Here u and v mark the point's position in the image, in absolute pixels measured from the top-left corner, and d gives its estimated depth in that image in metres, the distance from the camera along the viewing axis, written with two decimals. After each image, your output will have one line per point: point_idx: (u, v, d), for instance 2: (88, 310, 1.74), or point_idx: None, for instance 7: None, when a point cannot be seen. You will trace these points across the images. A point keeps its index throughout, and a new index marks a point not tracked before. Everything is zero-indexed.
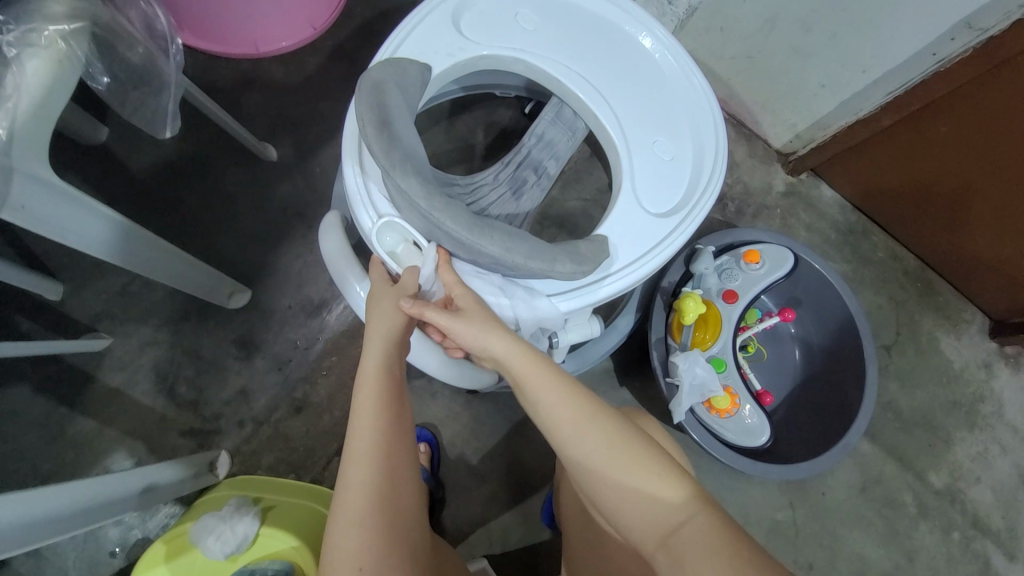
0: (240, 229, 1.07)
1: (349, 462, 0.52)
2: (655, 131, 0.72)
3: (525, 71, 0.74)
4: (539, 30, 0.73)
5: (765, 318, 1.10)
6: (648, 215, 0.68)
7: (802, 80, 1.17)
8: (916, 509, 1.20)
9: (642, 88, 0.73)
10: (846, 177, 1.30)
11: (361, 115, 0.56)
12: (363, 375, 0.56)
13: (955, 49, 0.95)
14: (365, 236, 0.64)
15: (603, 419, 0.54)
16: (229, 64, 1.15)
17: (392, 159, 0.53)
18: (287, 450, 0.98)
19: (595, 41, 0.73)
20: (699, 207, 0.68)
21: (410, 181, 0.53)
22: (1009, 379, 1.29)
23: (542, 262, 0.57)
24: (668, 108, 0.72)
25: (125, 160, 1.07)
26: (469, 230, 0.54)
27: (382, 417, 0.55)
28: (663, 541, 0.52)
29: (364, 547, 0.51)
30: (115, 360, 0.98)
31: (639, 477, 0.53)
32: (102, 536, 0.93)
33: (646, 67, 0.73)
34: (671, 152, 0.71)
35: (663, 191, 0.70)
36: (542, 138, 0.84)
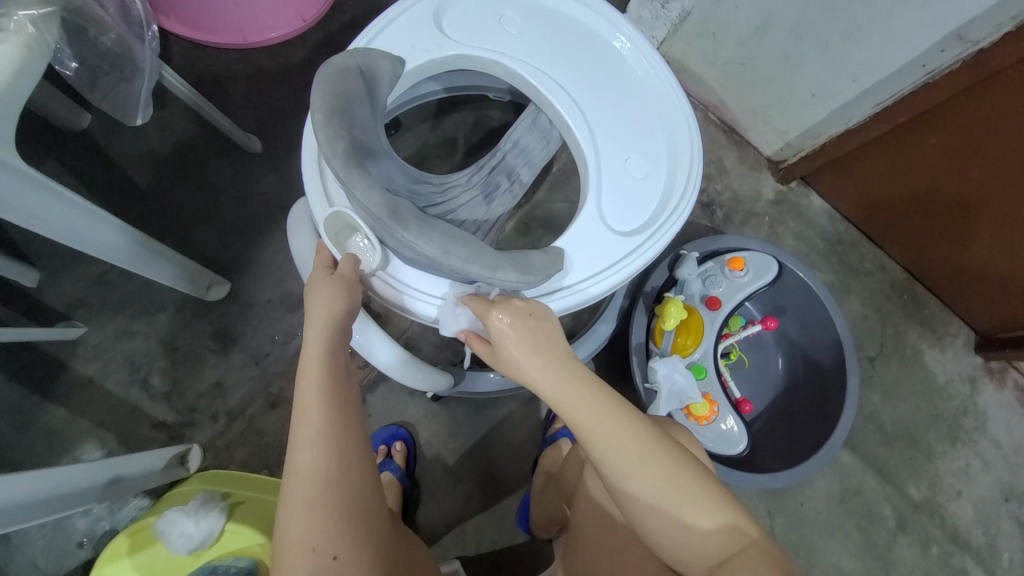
0: (222, 220, 1.06)
1: (297, 447, 0.52)
2: (629, 147, 0.70)
3: (502, 73, 0.73)
4: (521, 34, 0.72)
5: (749, 326, 1.10)
6: (609, 231, 0.67)
7: (793, 88, 1.16)
8: (895, 521, 1.19)
9: (620, 102, 0.72)
10: (835, 187, 1.30)
11: (315, 102, 0.55)
12: (304, 364, 0.55)
13: (944, 61, 0.95)
14: (315, 223, 0.62)
15: (653, 447, 0.53)
16: (217, 53, 1.14)
17: (336, 150, 0.52)
18: (260, 445, 0.97)
19: (578, 48, 0.72)
20: (663, 230, 0.67)
21: (351, 173, 0.52)
22: (993, 394, 1.28)
23: (481, 268, 0.54)
24: (645, 126, 0.71)
25: (108, 147, 1.06)
26: (407, 229, 0.52)
27: (331, 404, 0.53)
28: (714, 569, 0.51)
29: (317, 528, 0.50)
30: (89, 349, 0.97)
31: (689, 505, 0.52)
32: (70, 526, 0.92)
33: (627, 81, 0.72)
34: (643, 171, 0.70)
35: (629, 210, 0.68)
36: (518, 144, 0.82)
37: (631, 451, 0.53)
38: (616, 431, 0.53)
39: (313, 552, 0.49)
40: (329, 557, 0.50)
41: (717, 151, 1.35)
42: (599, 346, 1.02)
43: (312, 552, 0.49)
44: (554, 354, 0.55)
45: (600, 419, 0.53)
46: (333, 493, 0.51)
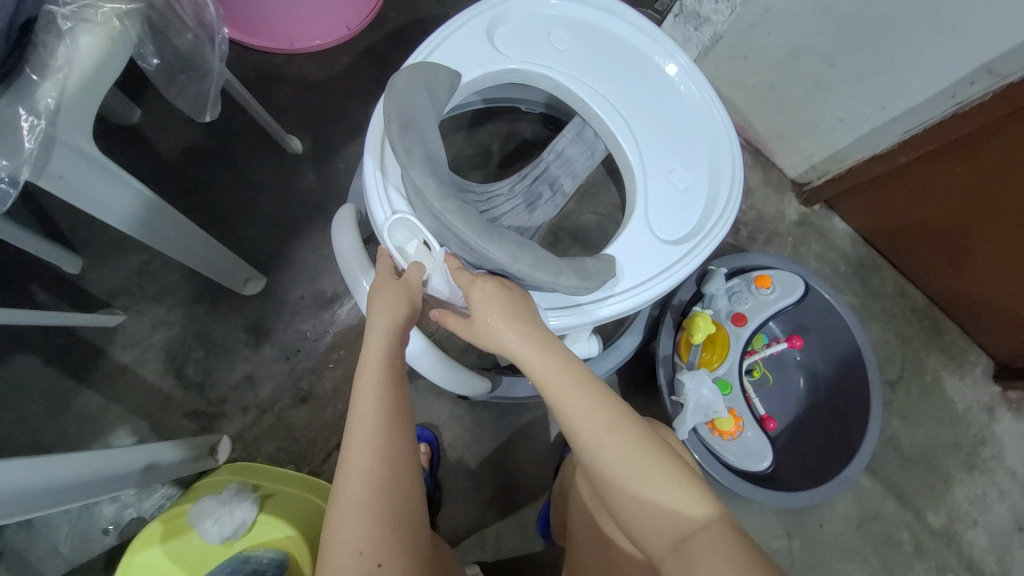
0: (260, 217, 1.08)
1: (353, 445, 0.52)
2: (672, 159, 0.73)
3: (551, 87, 0.75)
4: (569, 50, 0.74)
5: (773, 344, 1.11)
6: (656, 240, 0.69)
7: (821, 113, 1.19)
8: (912, 548, 1.18)
9: (664, 116, 0.74)
10: (858, 211, 1.32)
11: (387, 115, 0.57)
12: (366, 363, 0.56)
13: (974, 93, 0.97)
14: (376, 230, 0.64)
15: (620, 421, 0.55)
16: (262, 57, 1.18)
17: (411, 158, 0.55)
18: (288, 440, 0.98)
19: (623, 64, 0.74)
20: (708, 239, 0.69)
21: (426, 180, 0.54)
22: (1011, 424, 1.28)
23: (546, 274, 0.57)
24: (687, 139, 0.74)
25: (155, 142, 1.09)
26: (478, 235, 0.54)
27: (389, 408, 0.54)
28: (674, 544, 0.52)
29: (365, 530, 0.50)
30: (126, 337, 0.99)
31: (652, 479, 0.53)
32: (97, 512, 0.92)
33: (670, 96, 0.75)
34: (686, 182, 0.72)
35: (675, 219, 0.70)
36: (561, 155, 0.85)
37: (597, 424, 0.54)
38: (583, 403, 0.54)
39: (361, 557, 0.49)
40: (375, 563, 0.50)
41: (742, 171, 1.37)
42: (621, 362, 1.02)
43: (358, 553, 0.49)
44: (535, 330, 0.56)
45: (569, 390, 0.55)
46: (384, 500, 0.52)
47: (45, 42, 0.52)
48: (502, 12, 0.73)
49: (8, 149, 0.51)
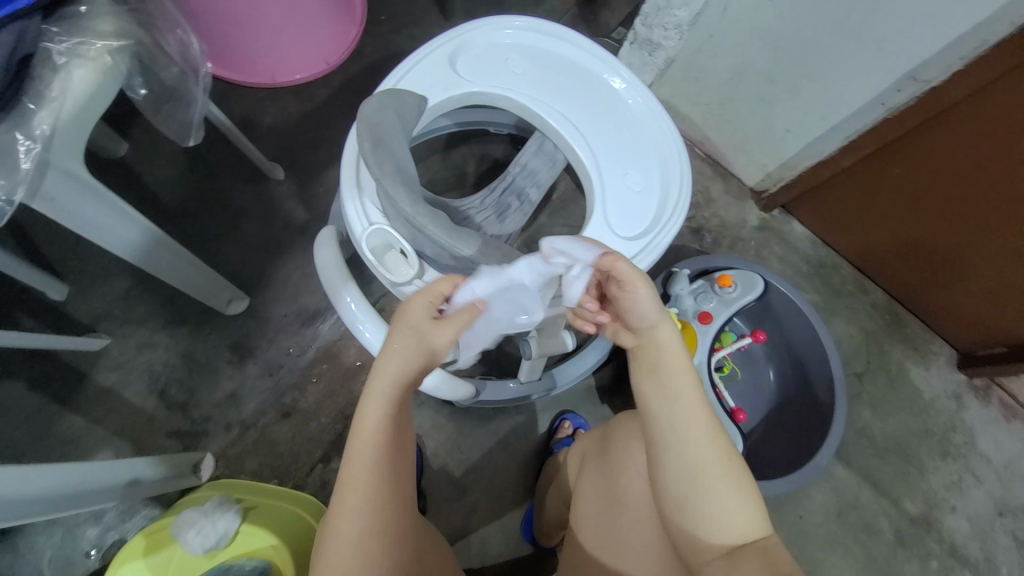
0: (244, 240, 1.13)
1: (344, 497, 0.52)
2: (625, 165, 0.79)
3: (511, 106, 0.82)
4: (525, 73, 0.81)
5: (740, 339, 1.17)
6: (617, 238, 0.75)
7: (769, 125, 1.28)
8: (894, 536, 1.21)
9: (615, 128, 0.81)
10: (814, 214, 1.40)
11: (360, 134, 0.65)
12: (361, 427, 0.54)
13: (901, 99, 1.07)
14: (355, 243, 0.68)
15: (709, 423, 0.55)
16: (245, 92, 1.26)
17: (384, 170, 0.62)
18: (272, 455, 1.00)
19: (575, 83, 0.82)
20: (662, 234, 0.75)
21: (398, 189, 0.61)
22: (978, 410, 1.33)
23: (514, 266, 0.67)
24: (638, 147, 0.80)
25: (142, 173, 1.15)
26: (448, 234, 0.62)
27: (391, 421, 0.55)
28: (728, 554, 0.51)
29: None
30: (111, 359, 1.01)
31: (717, 489, 0.52)
32: (79, 536, 0.92)
33: (620, 110, 0.82)
34: (640, 184, 0.78)
35: (632, 217, 0.77)
36: (526, 167, 0.90)
37: (692, 420, 0.55)
38: (681, 392, 0.56)
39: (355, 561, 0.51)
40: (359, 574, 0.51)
41: (704, 182, 1.46)
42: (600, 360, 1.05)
43: None
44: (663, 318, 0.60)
45: (673, 376, 0.57)
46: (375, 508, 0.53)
47: (40, 76, 0.57)
48: (462, 42, 0.80)
49: (7, 173, 0.56)
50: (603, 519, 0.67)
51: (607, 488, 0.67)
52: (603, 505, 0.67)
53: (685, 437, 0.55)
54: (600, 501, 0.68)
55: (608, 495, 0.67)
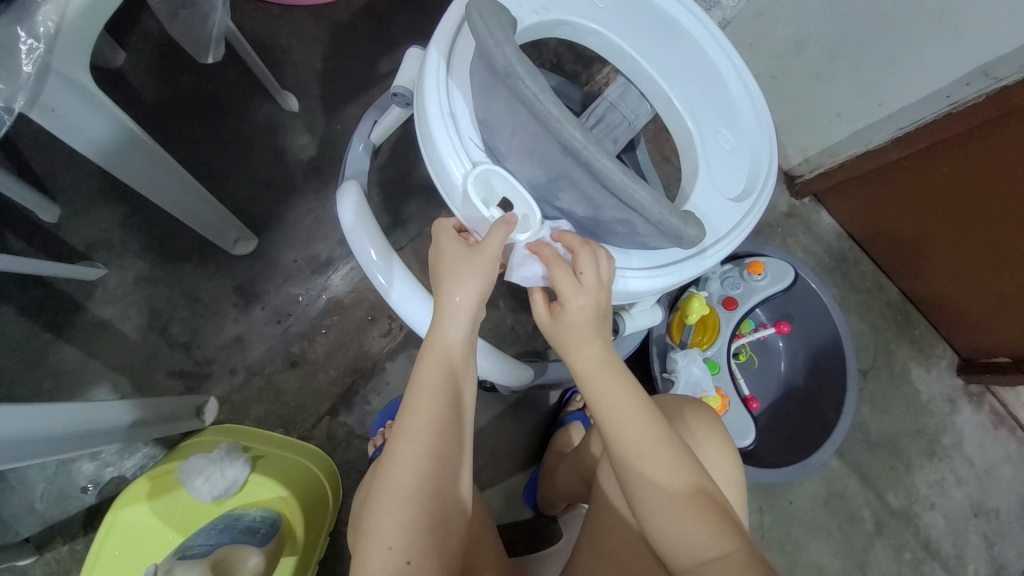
0: (253, 175, 1.04)
1: (403, 436, 0.56)
2: (717, 122, 0.71)
3: (598, 45, 0.72)
4: (609, 9, 0.70)
5: (760, 329, 1.16)
6: (723, 198, 0.68)
7: (820, 106, 1.21)
8: (873, 526, 1.26)
9: (704, 80, 0.72)
10: (846, 205, 1.36)
11: (493, 35, 0.52)
12: (428, 356, 0.57)
13: (968, 94, 1.00)
14: (457, 186, 0.59)
15: (664, 445, 0.56)
16: (258, 6, 1.13)
17: (536, 83, 0.50)
18: (277, 403, 0.97)
19: (667, 25, 0.71)
20: (761, 200, 0.69)
21: (562, 110, 0.49)
22: (970, 415, 1.36)
23: (678, 219, 0.54)
24: (727, 102, 0.72)
25: (140, 88, 1.03)
26: (621, 172, 0.50)
27: (445, 414, 0.57)
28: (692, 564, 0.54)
29: (404, 522, 0.54)
30: (107, 292, 0.95)
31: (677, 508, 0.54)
32: (76, 469, 0.90)
33: (705, 59, 0.72)
34: (732, 143, 0.71)
35: (732, 178, 0.69)
36: (602, 121, 0.72)
37: (649, 445, 0.56)
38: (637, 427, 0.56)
39: (389, 552, 0.53)
40: (403, 561, 0.53)
41: None
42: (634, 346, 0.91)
43: (393, 546, 0.53)
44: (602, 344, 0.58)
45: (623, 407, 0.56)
46: (422, 498, 0.55)
47: None
48: None
49: (4, 74, 0.48)
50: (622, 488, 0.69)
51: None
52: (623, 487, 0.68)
53: (639, 467, 0.55)
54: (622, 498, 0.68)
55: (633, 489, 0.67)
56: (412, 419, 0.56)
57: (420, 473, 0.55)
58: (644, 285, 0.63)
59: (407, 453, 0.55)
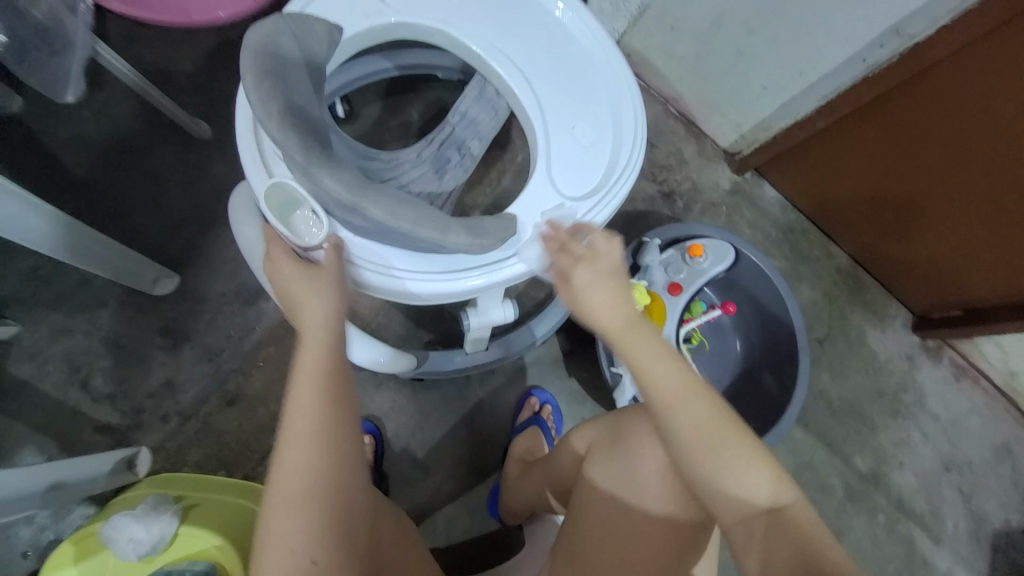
0: (169, 210, 1.00)
1: (289, 439, 0.51)
2: (574, 115, 0.71)
3: (447, 44, 0.73)
4: (465, 7, 0.71)
5: (709, 311, 1.14)
6: (558, 196, 0.68)
7: (746, 81, 1.21)
8: (843, 491, 1.27)
9: (567, 71, 0.72)
10: (785, 177, 1.37)
11: (245, 63, 0.55)
12: (303, 351, 0.55)
13: (883, 56, 1.01)
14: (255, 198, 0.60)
15: (718, 411, 0.54)
16: (160, 34, 1.08)
17: (269, 107, 0.53)
18: (217, 445, 0.93)
19: (523, 20, 0.72)
20: (608, 193, 0.68)
21: (287, 137, 0.53)
22: (929, 370, 1.38)
23: (432, 230, 0.57)
24: (591, 94, 0.72)
25: (39, 132, 0.98)
26: (347, 191, 0.53)
27: (330, 409, 0.53)
28: (743, 519, 0.53)
29: (299, 525, 0.50)
30: (21, 349, 0.90)
31: (734, 461, 0.53)
32: (10, 537, 0.85)
33: (569, 48, 0.73)
34: (590, 138, 0.71)
35: (579, 174, 0.69)
36: (466, 116, 0.84)
37: (710, 420, 0.54)
38: (689, 391, 0.54)
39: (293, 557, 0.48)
40: (309, 562, 0.49)
41: (677, 143, 1.39)
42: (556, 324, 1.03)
43: (292, 553, 0.49)
44: (661, 346, 0.56)
45: (665, 370, 0.54)
46: (315, 496, 0.51)
47: None
48: None
49: None
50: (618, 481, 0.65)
51: (621, 463, 0.65)
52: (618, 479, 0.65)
53: (698, 424, 0.53)
54: (613, 481, 0.65)
55: (622, 475, 0.64)
56: (297, 420, 0.52)
57: (313, 478, 0.51)
58: (476, 284, 0.64)
59: (298, 452, 0.51)
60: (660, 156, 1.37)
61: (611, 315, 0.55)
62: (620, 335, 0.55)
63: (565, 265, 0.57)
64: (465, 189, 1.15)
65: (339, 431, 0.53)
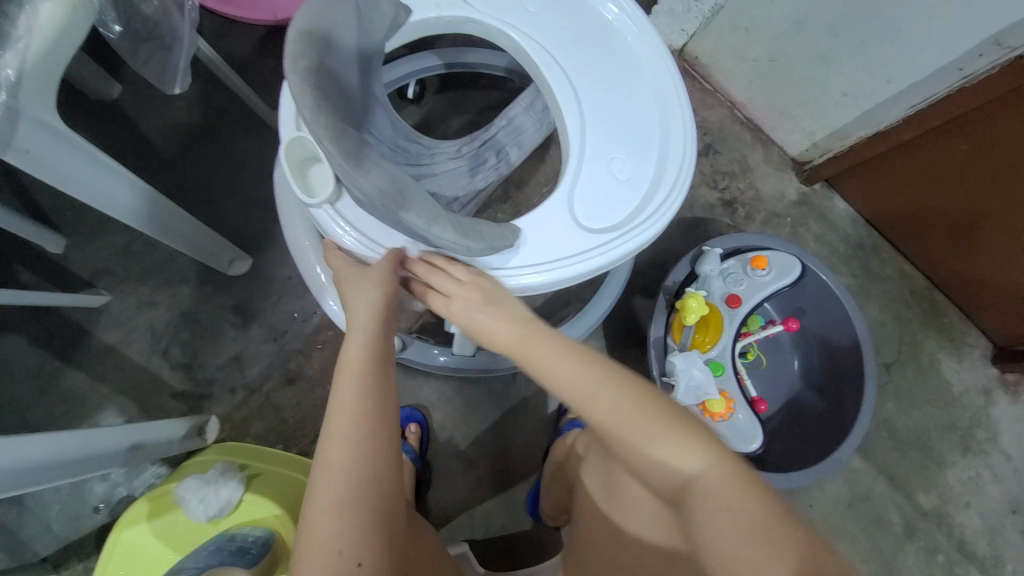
0: (245, 195, 1.06)
1: (331, 441, 0.53)
2: (614, 146, 0.68)
3: (509, 47, 0.73)
4: (536, 13, 0.71)
5: (769, 326, 1.10)
6: (577, 224, 0.65)
7: (824, 87, 1.15)
8: (902, 528, 1.19)
9: (622, 98, 0.70)
10: (860, 190, 1.29)
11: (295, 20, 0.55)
12: (346, 359, 0.56)
13: (982, 66, 0.93)
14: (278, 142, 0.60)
15: (619, 393, 0.53)
16: (245, 29, 1.15)
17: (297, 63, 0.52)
18: (276, 420, 0.98)
19: (595, 36, 0.71)
20: (632, 234, 0.65)
21: (302, 92, 0.50)
22: (1008, 407, 1.27)
23: (418, 218, 0.53)
24: (640, 133, 0.69)
25: (137, 118, 1.07)
26: (344, 160, 0.49)
27: (368, 411, 0.54)
28: (675, 497, 0.50)
29: (345, 526, 0.52)
30: (111, 317, 0.98)
31: (658, 437, 0.50)
32: (91, 489, 0.93)
33: (630, 77, 0.70)
34: (626, 173, 0.67)
35: (607, 207, 0.66)
36: (512, 122, 0.85)
37: (616, 406, 0.53)
38: (587, 381, 0.54)
39: (338, 556, 0.50)
40: (353, 563, 0.51)
41: (742, 149, 1.34)
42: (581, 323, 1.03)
43: (340, 553, 0.51)
44: (558, 343, 0.57)
45: (561, 372, 0.55)
46: (360, 497, 0.53)
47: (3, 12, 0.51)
48: None
49: None
50: (603, 495, 0.65)
51: (606, 479, 0.65)
52: (604, 492, 0.65)
53: (600, 418, 0.53)
54: (602, 500, 0.65)
55: (604, 486, 0.65)
56: (339, 422, 0.54)
57: (355, 477, 0.53)
58: None
59: (342, 454, 0.53)
60: (722, 162, 1.33)
61: (504, 328, 0.58)
62: (516, 347, 0.57)
63: (438, 302, 0.60)
64: (520, 187, 1.16)
65: (381, 436, 0.55)
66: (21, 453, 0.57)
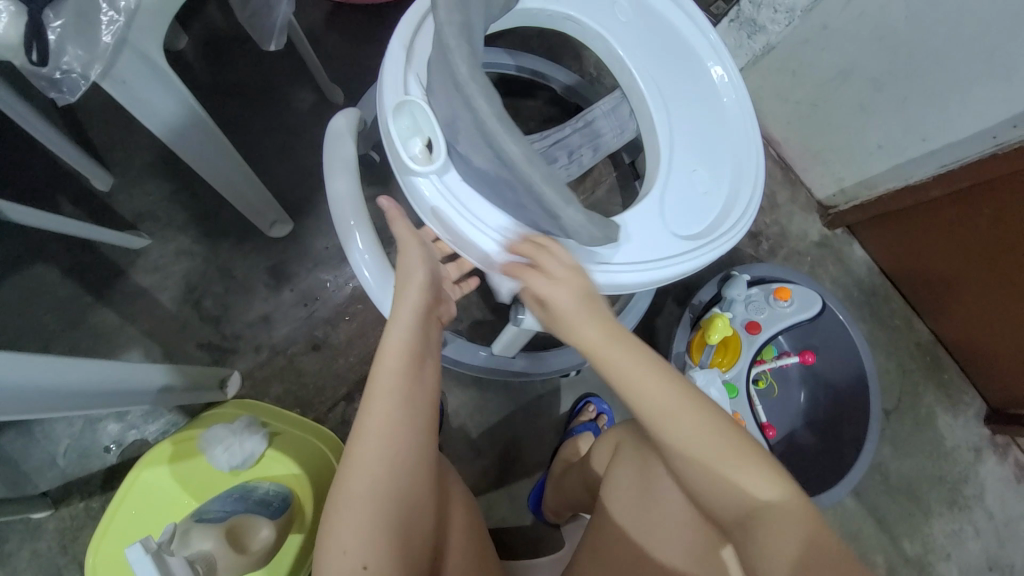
0: (294, 162, 1.08)
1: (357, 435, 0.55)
2: (695, 161, 0.73)
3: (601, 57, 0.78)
4: (629, 25, 0.76)
5: (784, 356, 1.13)
6: (663, 232, 0.69)
7: (860, 137, 1.20)
8: (884, 571, 1.22)
9: (702, 116, 0.75)
10: (880, 240, 1.34)
11: None
12: (384, 351, 0.59)
13: (1016, 136, 0.99)
14: (385, 110, 0.61)
15: (702, 418, 0.55)
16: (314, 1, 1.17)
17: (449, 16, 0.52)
18: (297, 384, 0.99)
19: (678, 58, 0.75)
20: (712, 244, 0.69)
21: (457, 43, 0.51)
22: (995, 467, 1.31)
23: (559, 196, 0.52)
24: (718, 149, 0.74)
25: (197, 72, 1.09)
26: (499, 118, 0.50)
27: (401, 412, 0.57)
28: (741, 520, 0.52)
29: (359, 525, 0.52)
30: (148, 262, 0.99)
31: (743, 462, 0.53)
32: (104, 428, 0.93)
33: (711, 96, 0.75)
34: (706, 186, 0.73)
35: (687, 218, 0.71)
36: (590, 125, 0.82)
37: (700, 431, 0.54)
38: (674, 405, 0.55)
39: (343, 556, 0.51)
40: (359, 565, 0.51)
41: (771, 186, 1.38)
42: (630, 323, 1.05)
43: (347, 552, 0.52)
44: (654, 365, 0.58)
45: (647, 384, 0.56)
46: (380, 497, 0.54)
47: None
48: None
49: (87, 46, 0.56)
50: (634, 513, 0.65)
51: (637, 493, 0.65)
52: (635, 501, 0.65)
53: (683, 435, 0.54)
54: (632, 521, 0.65)
55: (638, 502, 0.65)
56: (371, 417, 0.56)
57: (375, 476, 0.54)
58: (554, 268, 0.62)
59: (367, 450, 0.55)
60: None
61: (591, 329, 0.59)
62: (601, 348, 0.59)
63: (537, 283, 0.59)
64: None
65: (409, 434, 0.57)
66: (77, 373, 0.60)
